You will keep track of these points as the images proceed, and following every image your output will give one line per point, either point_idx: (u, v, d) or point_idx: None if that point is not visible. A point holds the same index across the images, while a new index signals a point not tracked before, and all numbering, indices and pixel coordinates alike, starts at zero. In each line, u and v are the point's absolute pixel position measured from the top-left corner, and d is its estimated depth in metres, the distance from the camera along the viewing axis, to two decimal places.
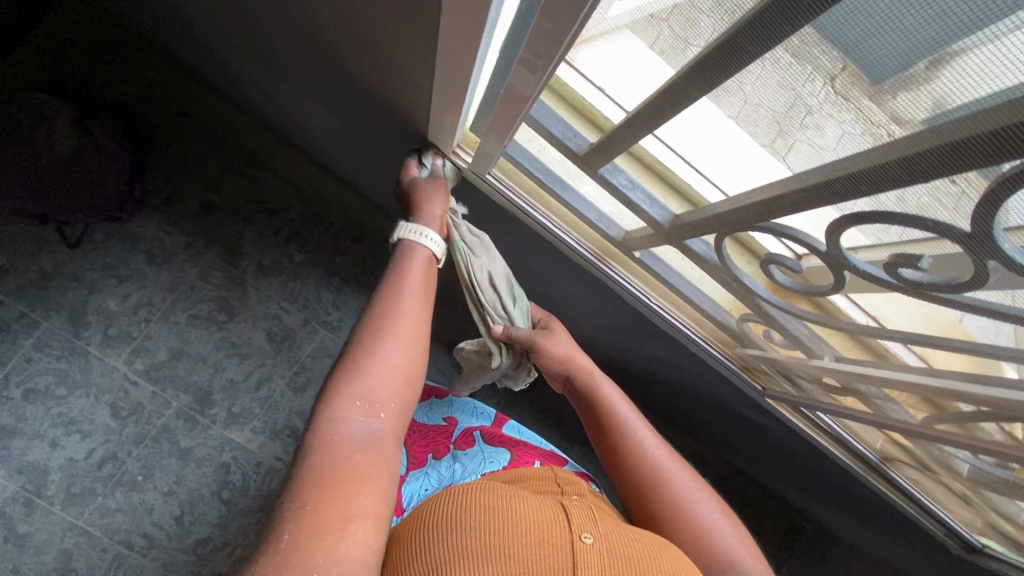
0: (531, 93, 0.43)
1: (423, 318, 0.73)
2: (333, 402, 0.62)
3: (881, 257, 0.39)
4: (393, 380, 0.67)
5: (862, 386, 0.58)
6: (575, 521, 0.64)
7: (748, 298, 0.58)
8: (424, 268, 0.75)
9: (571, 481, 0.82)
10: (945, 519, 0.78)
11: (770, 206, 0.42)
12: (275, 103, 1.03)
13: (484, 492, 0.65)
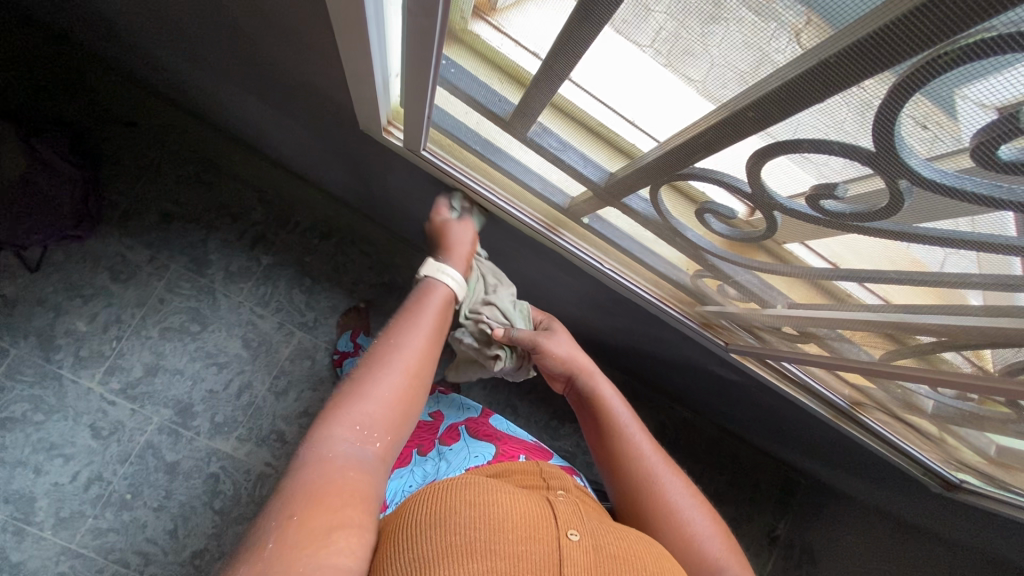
0: (434, 35, 0.39)
1: (433, 348, 0.70)
2: (332, 423, 0.58)
3: (800, 188, 0.38)
4: (398, 404, 0.63)
5: (819, 329, 0.56)
6: (562, 518, 0.59)
7: (697, 254, 0.57)
8: (440, 305, 0.73)
9: (560, 477, 0.77)
10: (929, 462, 0.77)
11: (681, 152, 0.42)
12: (220, 103, 1.02)
13: (470, 488, 0.60)
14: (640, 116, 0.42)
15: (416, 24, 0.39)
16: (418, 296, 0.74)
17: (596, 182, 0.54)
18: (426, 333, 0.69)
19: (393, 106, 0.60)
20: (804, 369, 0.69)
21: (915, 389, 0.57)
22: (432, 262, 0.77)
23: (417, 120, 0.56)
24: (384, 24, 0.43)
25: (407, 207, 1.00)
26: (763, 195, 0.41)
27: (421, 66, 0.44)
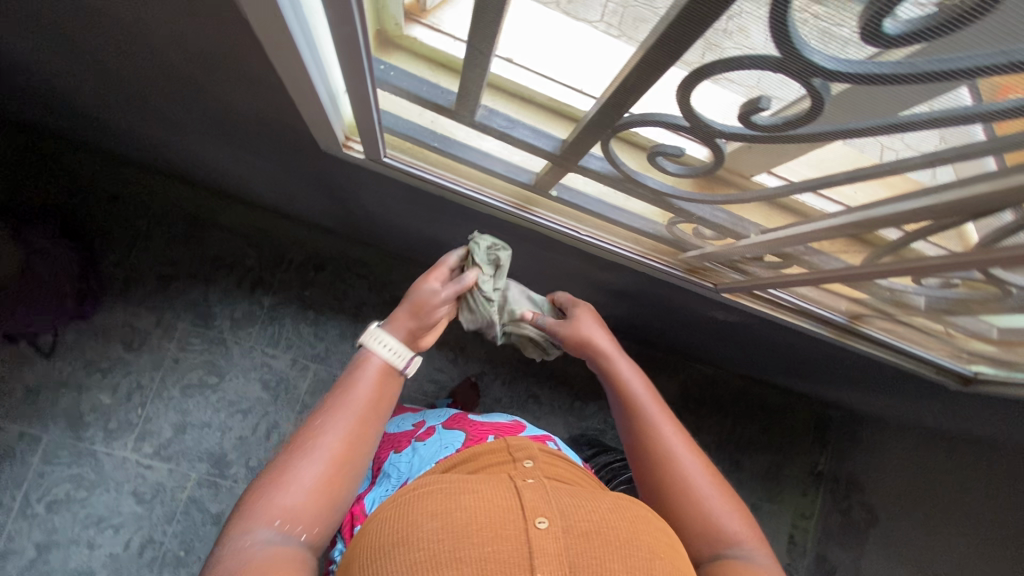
0: (358, 33, 0.41)
1: (370, 424, 0.64)
2: (257, 513, 0.55)
3: (728, 111, 0.40)
4: (326, 485, 0.58)
5: (793, 248, 0.58)
6: (527, 505, 0.50)
7: (661, 201, 0.58)
8: (376, 380, 0.66)
9: (528, 448, 0.71)
10: (939, 361, 0.77)
11: (615, 102, 0.43)
12: (192, 158, 1.04)
13: (427, 495, 0.51)
14: (579, 81, 0.44)
15: (343, 29, 0.41)
16: (350, 369, 0.68)
17: (552, 151, 0.55)
18: (355, 415, 0.63)
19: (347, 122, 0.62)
20: (791, 293, 0.71)
21: (902, 288, 0.58)
22: (374, 328, 0.70)
23: (369, 126, 0.58)
24: (314, 39, 0.45)
25: (387, 220, 1.02)
26: (703, 124, 0.42)
27: (354, 71, 0.46)
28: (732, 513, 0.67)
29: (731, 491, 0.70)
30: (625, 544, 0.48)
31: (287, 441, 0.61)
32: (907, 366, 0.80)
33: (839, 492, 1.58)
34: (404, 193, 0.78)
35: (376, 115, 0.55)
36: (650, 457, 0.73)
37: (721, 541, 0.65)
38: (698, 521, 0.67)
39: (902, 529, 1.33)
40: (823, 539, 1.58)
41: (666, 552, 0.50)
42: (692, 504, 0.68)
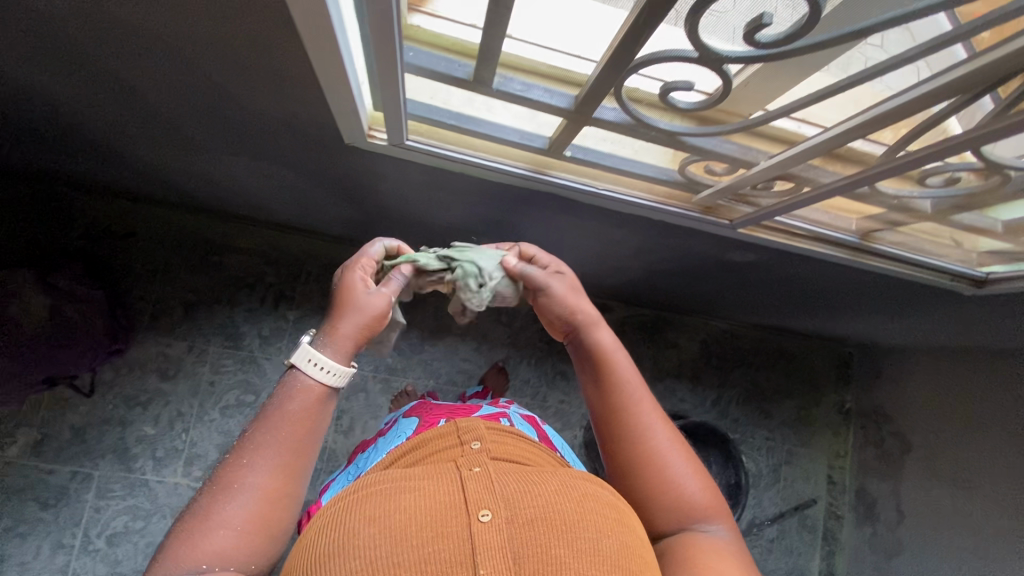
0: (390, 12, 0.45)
1: (299, 458, 0.62)
2: (183, 554, 0.55)
3: (736, 32, 0.44)
4: (254, 523, 0.58)
5: (800, 168, 0.62)
6: (469, 497, 0.49)
7: (674, 142, 0.62)
8: (303, 411, 0.63)
9: (478, 428, 0.67)
10: (953, 267, 0.80)
11: (624, 47, 0.47)
12: (213, 181, 1.09)
13: (369, 499, 0.50)
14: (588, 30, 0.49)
15: (376, 11, 0.44)
16: (282, 393, 0.64)
17: (565, 109, 0.59)
18: (283, 448, 0.61)
19: (372, 110, 0.66)
20: (801, 219, 0.74)
21: (907, 196, 0.62)
22: (306, 343, 0.66)
23: (393, 111, 0.61)
24: (343, 24, 0.50)
25: (402, 214, 1.06)
26: (706, 53, 0.46)
27: (384, 54, 0.50)
28: (700, 489, 0.68)
29: (698, 464, 0.70)
30: (570, 526, 0.48)
31: (215, 475, 0.60)
32: (922, 277, 0.83)
33: (869, 426, 1.63)
34: (421, 179, 0.82)
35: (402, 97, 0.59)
36: (625, 438, 0.68)
37: (688, 517, 0.67)
38: (671, 500, 0.67)
39: (938, 448, 1.38)
40: (861, 472, 1.63)
41: (615, 528, 0.50)
42: (665, 486, 0.67)
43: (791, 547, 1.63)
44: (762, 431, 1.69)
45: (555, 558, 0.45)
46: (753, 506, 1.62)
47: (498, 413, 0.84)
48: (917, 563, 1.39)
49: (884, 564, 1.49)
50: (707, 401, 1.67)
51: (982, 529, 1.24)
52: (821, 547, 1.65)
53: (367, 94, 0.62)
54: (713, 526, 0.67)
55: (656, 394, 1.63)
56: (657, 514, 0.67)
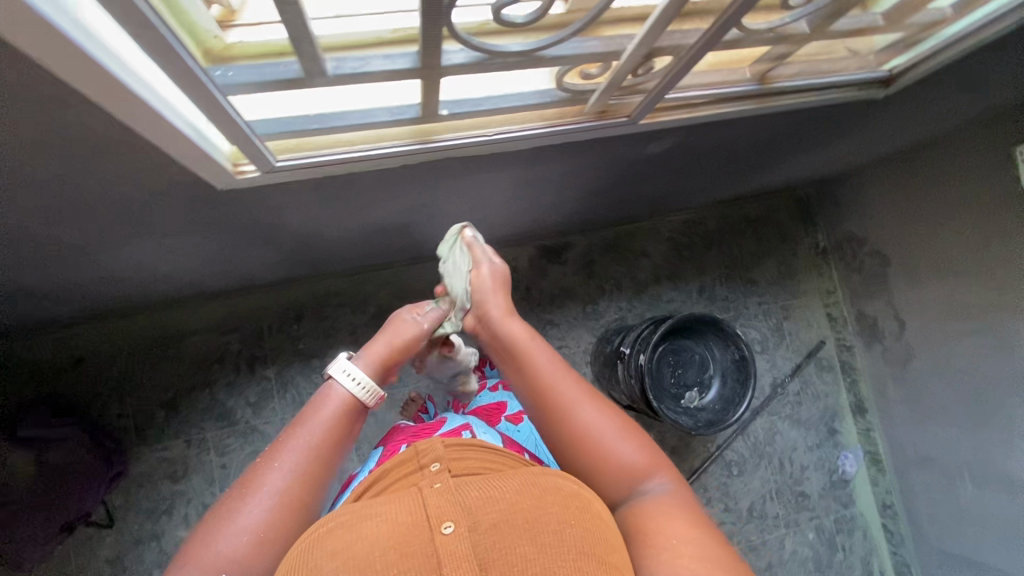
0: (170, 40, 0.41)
1: (332, 452, 0.72)
2: (231, 519, 0.64)
3: None
4: (288, 501, 0.66)
5: (666, 37, 0.59)
6: (432, 513, 0.49)
7: (536, 61, 0.58)
8: (335, 412, 0.74)
9: (437, 447, 0.65)
10: (860, 77, 0.79)
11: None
12: (129, 276, 1.04)
13: (332, 535, 0.49)
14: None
15: (147, 38, 0.40)
16: (316, 399, 0.75)
17: (412, 68, 0.55)
18: (301, 452, 0.69)
19: (226, 148, 0.62)
20: (695, 87, 0.72)
21: (781, 24, 0.60)
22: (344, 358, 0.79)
23: (241, 138, 0.57)
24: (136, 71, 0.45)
25: (325, 236, 1.03)
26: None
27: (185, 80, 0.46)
28: (637, 450, 0.68)
29: (636, 429, 0.71)
30: (534, 524, 0.48)
31: (242, 480, 0.68)
32: (835, 98, 0.82)
33: (846, 255, 1.67)
34: (318, 195, 0.79)
35: (240, 122, 0.54)
36: (556, 417, 0.70)
37: (631, 481, 0.67)
38: (610, 466, 0.67)
39: (915, 247, 1.42)
40: (854, 300, 1.68)
41: (580, 519, 0.51)
42: (602, 452, 0.68)
43: (816, 392, 1.73)
44: (754, 298, 1.72)
45: (519, 558, 0.45)
46: (768, 369, 1.70)
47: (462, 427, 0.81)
48: (931, 358, 1.45)
49: (902, 373, 1.56)
50: (693, 293, 1.69)
51: (980, 304, 1.29)
52: (842, 381, 1.74)
53: (211, 137, 0.58)
54: (660, 485, 0.66)
55: (643, 306, 1.65)
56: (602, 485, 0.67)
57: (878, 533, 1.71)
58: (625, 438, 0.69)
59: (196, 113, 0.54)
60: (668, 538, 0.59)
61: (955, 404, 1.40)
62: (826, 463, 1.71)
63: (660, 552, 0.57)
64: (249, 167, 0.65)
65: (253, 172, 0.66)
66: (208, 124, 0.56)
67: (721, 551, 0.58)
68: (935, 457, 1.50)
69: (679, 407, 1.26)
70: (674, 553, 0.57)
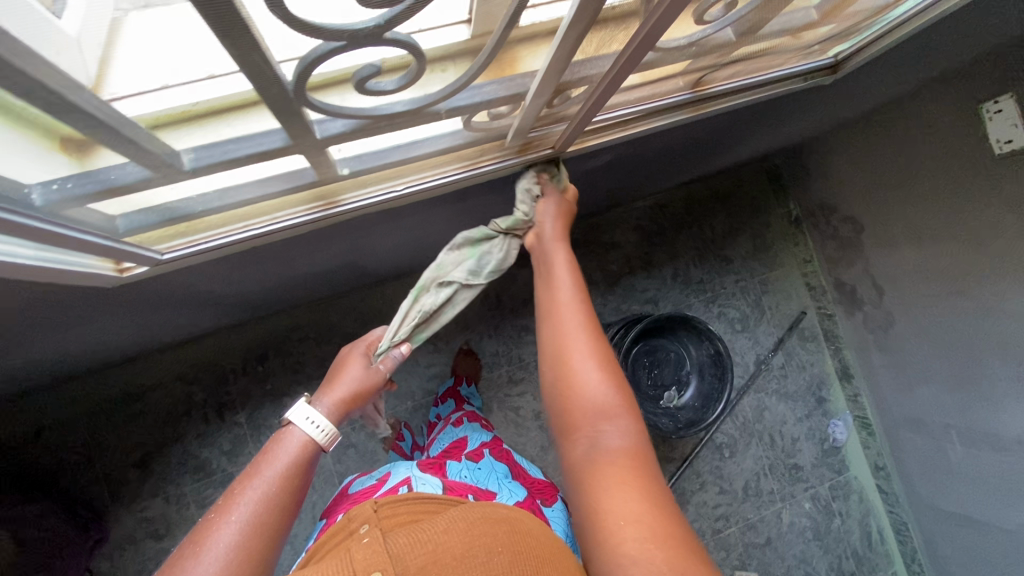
0: None
1: (292, 496, 0.65)
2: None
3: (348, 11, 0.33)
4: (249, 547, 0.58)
5: (573, 71, 0.52)
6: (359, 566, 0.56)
7: (427, 116, 0.52)
8: (296, 449, 0.69)
9: (365, 510, 0.69)
10: (801, 69, 0.73)
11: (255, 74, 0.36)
12: (62, 356, 0.98)
13: None
14: (196, 70, 0.36)
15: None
16: (271, 443, 0.70)
17: (286, 145, 0.47)
18: (260, 502, 0.62)
19: (96, 260, 0.55)
20: (622, 105, 0.65)
21: (701, 36, 0.52)
22: (305, 403, 0.73)
23: (97, 248, 0.50)
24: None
25: (264, 288, 0.97)
26: (352, 32, 0.34)
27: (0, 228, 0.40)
28: (613, 395, 0.65)
29: (622, 378, 0.67)
30: (461, 561, 0.55)
31: (187, 539, 0.59)
32: (778, 91, 0.77)
33: (820, 222, 1.63)
34: (232, 266, 0.72)
35: (91, 237, 0.49)
36: (553, 331, 0.72)
37: (597, 424, 0.63)
38: (581, 404, 0.65)
39: (887, 212, 1.38)
40: (831, 268, 1.65)
41: (505, 545, 0.59)
42: (575, 388, 0.66)
43: (800, 363, 1.71)
44: (731, 276, 1.68)
45: None
46: (750, 347, 1.68)
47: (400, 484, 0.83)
48: (911, 324, 1.41)
49: (884, 339, 1.53)
50: (668, 279, 1.64)
51: (957, 267, 1.24)
52: (826, 348, 1.73)
53: (70, 258, 0.51)
54: (627, 437, 0.62)
55: (618, 299, 1.60)
56: (569, 423, 0.65)
57: (873, 494, 1.73)
58: (604, 381, 0.66)
59: (38, 245, 0.47)
60: (611, 498, 0.56)
61: (938, 369, 1.37)
62: (817, 432, 1.70)
63: (607, 535, 0.54)
64: (131, 268, 0.59)
65: (138, 271, 0.60)
66: (58, 249, 0.49)
67: (668, 524, 0.54)
68: (922, 421, 1.48)
69: (658, 409, 1.23)
70: (620, 539, 0.53)
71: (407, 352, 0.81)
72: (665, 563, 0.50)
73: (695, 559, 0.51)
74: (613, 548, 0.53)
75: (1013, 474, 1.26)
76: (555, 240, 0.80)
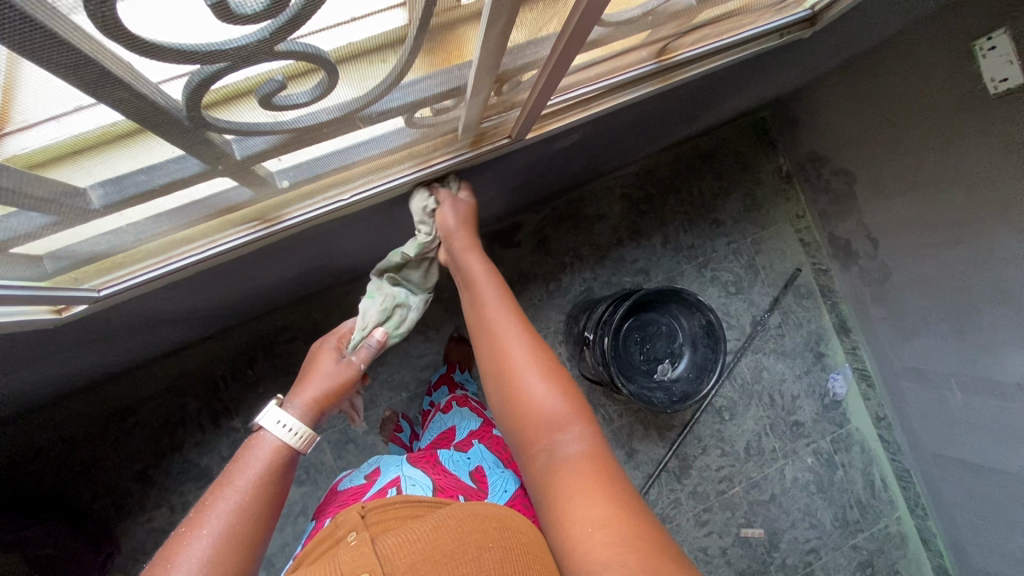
0: None
1: (267, 503, 0.67)
2: None
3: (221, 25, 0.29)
4: (223, 548, 0.60)
5: (513, 57, 0.47)
6: (346, 569, 0.55)
7: (356, 122, 0.47)
8: (269, 456, 0.71)
9: (352, 516, 0.68)
10: (775, 25, 0.67)
11: (130, 102, 0.32)
12: (37, 384, 0.95)
13: None
14: (81, 96, 0.31)
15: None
16: (244, 450, 0.72)
17: (205, 169, 0.44)
18: (232, 508, 0.64)
19: (30, 307, 0.52)
20: (581, 83, 0.59)
21: (656, 4, 0.47)
22: (275, 405, 0.75)
23: (23, 298, 0.47)
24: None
25: (234, 299, 0.94)
26: (232, 52, 0.31)
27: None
28: (561, 406, 0.67)
29: (571, 385, 0.69)
30: (450, 557, 0.55)
31: (163, 550, 0.61)
32: (751, 50, 0.71)
33: (812, 175, 1.57)
34: (186, 288, 0.69)
35: (9, 286, 0.45)
36: (489, 349, 0.75)
37: (551, 438, 0.65)
38: (534, 421, 0.67)
39: (879, 161, 1.32)
40: (825, 222, 1.60)
41: (495, 538, 0.58)
42: (525, 407, 0.68)
43: (797, 321, 1.69)
44: (722, 238, 1.64)
45: None
46: (746, 309, 1.65)
47: (392, 486, 0.84)
48: (907, 275, 1.38)
49: (880, 291, 1.50)
50: (657, 247, 1.60)
51: (952, 215, 1.20)
52: (823, 304, 1.71)
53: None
54: (582, 443, 0.64)
55: (608, 272, 1.57)
56: (528, 444, 0.67)
57: (874, 444, 1.74)
58: (548, 391, 0.68)
59: None
60: (573, 508, 0.57)
61: (937, 317, 1.35)
62: (817, 388, 1.70)
63: (576, 543, 0.54)
64: (73, 309, 0.56)
65: (84, 310, 0.57)
66: None
67: (632, 524, 0.54)
68: (922, 369, 1.46)
69: (652, 383, 1.22)
70: (587, 545, 0.53)
71: (381, 340, 0.88)
72: (635, 564, 0.49)
73: (665, 555, 0.51)
74: (581, 558, 0.53)
75: (1012, 417, 1.24)
76: (472, 257, 0.83)
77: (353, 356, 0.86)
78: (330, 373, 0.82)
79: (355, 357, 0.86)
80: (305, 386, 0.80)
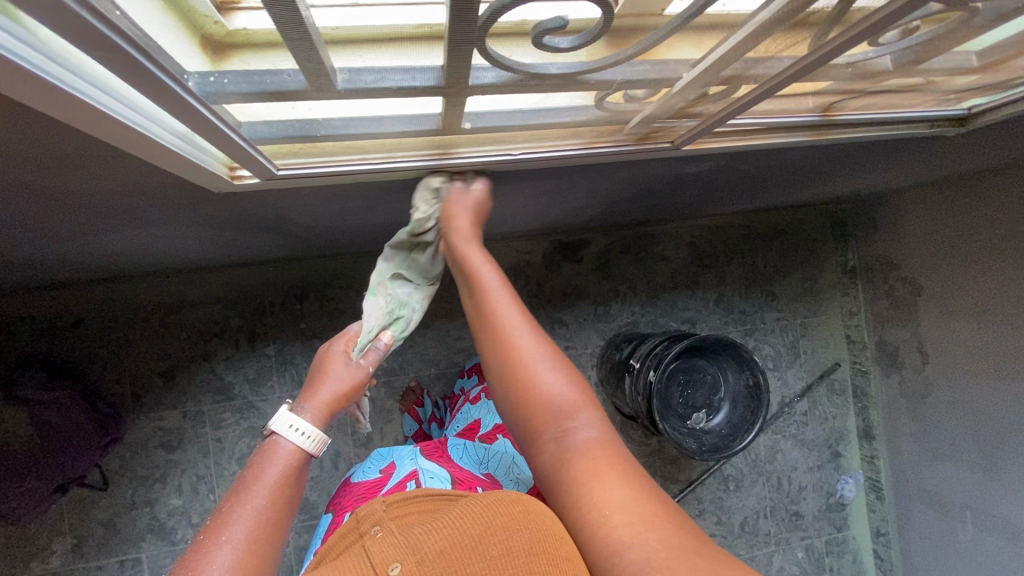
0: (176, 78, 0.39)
1: (285, 498, 0.67)
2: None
3: None
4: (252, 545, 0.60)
5: (739, 65, 0.50)
6: (378, 560, 0.52)
7: (572, 83, 0.51)
8: (282, 459, 0.70)
9: (375, 512, 0.64)
10: (930, 114, 0.71)
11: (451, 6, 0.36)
12: (124, 251, 0.98)
13: None
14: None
15: (118, 60, 0.34)
16: (258, 457, 0.71)
17: (436, 85, 0.47)
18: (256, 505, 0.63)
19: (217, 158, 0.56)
20: (753, 114, 0.63)
21: (863, 58, 0.51)
22: (287, 410, 0.74)
23: (234, 149, 0.51)
24: (96, 78, 0.38)
25: (332, 226, 0.97)
26: None
27: (166, 103, 0.41)
28: (573, 393, 0.65)
29: (574, 371, 0.67)
30: (479, 539, 0.53)
31: (182, 558, 0.59)
32: (898, 132, 0.74)
33: (877, 277, 1.60)
34: (323, 196, 0.73)
35: (232, 134, 0.49)
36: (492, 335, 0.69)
37: (563, 426, 0.64)
38: (542, 408, 0.64)
39: (950, 281, 1.35)
40: (877, 325, 1.62)
41: (526, 522, 0.55)
42: (533, 396, 0.65)
43: (824, 414, 1.70)
44: (772, 313, 1.66)
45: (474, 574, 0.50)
46: (778, 387, 1.66)
47: (407, 480, 0.84)
48: (948, 396, 1.39)
49: (917, 407, 1.50)
50: (710, 303, 1.63)
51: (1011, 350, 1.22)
52: (853, 405, 1.71)
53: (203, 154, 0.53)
54: (593, 430, 0.63)
55: (657, 312, 1.59)
56: (533, 429, 0.65)
57: (867, 558, 1.71)
58: (560, 381, 0.66)
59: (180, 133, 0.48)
60: (592, 488, 0.58)
61: (968, 448, 1.34)
62: (825, 485, 1.69)
63: (595, 527, 0.55)
64: (244, 180, 0.60)
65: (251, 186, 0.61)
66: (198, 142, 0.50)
67: (648, 500, 0.56)
68: (938, 495, 1.45)
69: (684, 428, 1.23)
70: (607, 526, 0.55)
71: (388, 342, 0.84)
72: (657, 541, 0.52)
73: (682, 526, 0.54)
74: (605, 536, 0.54)
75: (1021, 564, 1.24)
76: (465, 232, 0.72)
77: (356, 355, 0.82)
78: (342, 372, 0.79)
79: (362, 355, 0.82)
80: (314, 389, 0.78)
